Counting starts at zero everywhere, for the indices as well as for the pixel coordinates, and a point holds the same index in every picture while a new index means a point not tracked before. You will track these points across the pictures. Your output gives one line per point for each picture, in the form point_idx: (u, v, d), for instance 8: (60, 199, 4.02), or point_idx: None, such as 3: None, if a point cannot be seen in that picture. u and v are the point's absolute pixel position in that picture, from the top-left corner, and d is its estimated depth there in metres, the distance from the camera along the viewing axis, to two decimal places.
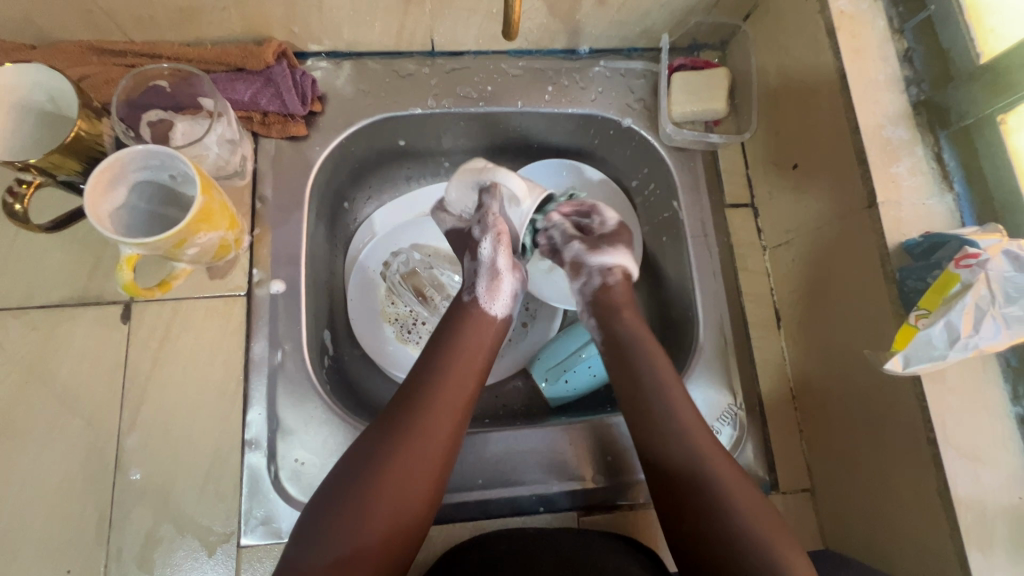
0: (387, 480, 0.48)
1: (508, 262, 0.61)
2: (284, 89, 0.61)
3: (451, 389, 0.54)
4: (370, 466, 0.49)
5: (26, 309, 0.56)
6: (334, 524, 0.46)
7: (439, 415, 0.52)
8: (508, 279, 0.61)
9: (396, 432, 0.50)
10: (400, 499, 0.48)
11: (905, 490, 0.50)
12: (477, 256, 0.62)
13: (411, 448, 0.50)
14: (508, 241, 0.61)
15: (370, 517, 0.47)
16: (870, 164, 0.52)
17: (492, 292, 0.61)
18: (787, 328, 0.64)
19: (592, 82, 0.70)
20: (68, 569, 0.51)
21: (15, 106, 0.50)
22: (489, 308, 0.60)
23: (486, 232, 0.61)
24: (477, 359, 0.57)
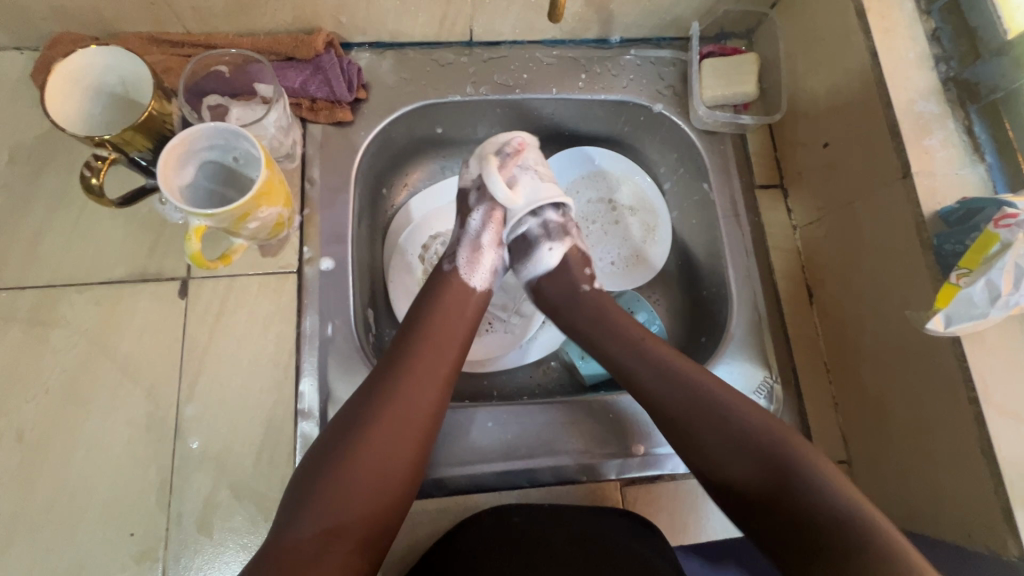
0: (370, 447, 0.47)
1: (492, 239, 0.63)
2: (333, 76, 0.64)
3: (433, 358, 0.53)
4: (354, 433, 0.48)
5: (90, 285, 0.59)
6: (318, 494, 0.45)
7: (420, 382, 0.51)
8: (489, 255, 0.62)
9: (378, 399, 0.50)
10: (382, 465, 0.47)
11: (946, 450, 0.51)
12: (465, 225, 0.64)
13: (393, 414, 0.49)
14: (497, 220, 0.63)
15: (354, 484, 0.46)
16: (903, 137, 0.53)
17: (471, 265, 0.61)
18: (820, 303, 0.66)
19: (623, 70, 0.72)
20: (133, 532, 0.53)
21: (88, 87, 0.53)
22: (468, 278, 0.60)
23: (480, 205, 0.64)
24: (458, 327, 0.56)
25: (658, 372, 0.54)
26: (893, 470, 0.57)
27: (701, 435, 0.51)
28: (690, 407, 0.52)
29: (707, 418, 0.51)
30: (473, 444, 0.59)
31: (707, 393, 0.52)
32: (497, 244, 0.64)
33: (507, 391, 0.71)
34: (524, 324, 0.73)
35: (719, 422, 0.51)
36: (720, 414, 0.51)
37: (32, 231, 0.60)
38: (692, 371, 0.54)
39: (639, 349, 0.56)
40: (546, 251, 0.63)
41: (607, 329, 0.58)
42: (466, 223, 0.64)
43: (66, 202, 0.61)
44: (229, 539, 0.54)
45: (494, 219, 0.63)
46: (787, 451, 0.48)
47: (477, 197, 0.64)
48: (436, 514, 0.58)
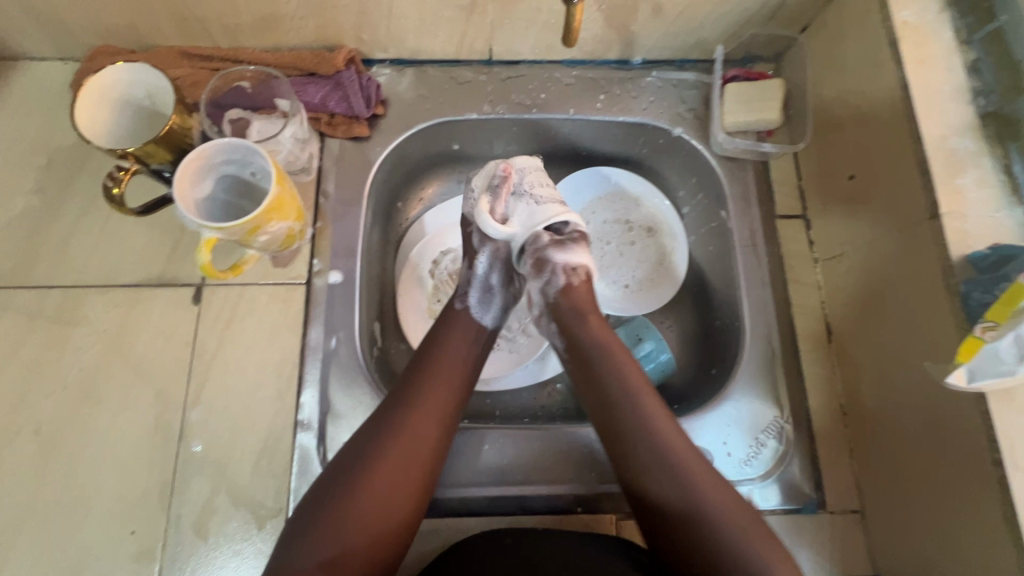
0: (371, 482, 0.47)
1: (501, 279, 0.62)
2: (351, 92, 0.65)
3: (436, 393, 0.53)
4: (355, 467, 0.48)
5: (111, 287, 0.62)
6: (320, 528, 0.45)
7: (426, 418, 0.51)
8: (500, 297, 0.62)
9: (379, 433, 0.50)
10: (383, 500, 0.47)
11: (966, 511, 0.47)
12: (472, 265, 0.62)
13: (394, 449, 0.49)
14: (504, 257, 0.62)
15: (352, 520, 0.46)
16: (933, 174, 0.50)
17: (485, 304, 0.61)
18: (839, 342, 0.63)
19: (643, 91, 0.71)
20: (134, 529, 0.55)
21: (118, 101, 0.56)
22: (481, 320, 0.60)
23: (485, 245, 0.62)
24: (463, 362, 0.56)
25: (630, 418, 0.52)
26: (909, 526, 0.54)
27: (652, 482, 0.49)
28: (654, 459, 0.49)
29: (664, 471, 0.49)
30: (467, 467, 0.59)
31: (668, 447, 0.50)
32: (507, 282, 0.62)
33: (509, 412, 0.70)
34: (531, 344, 0.72)
35: (675, 475, 0.49)
36: (675, 468, 0.49)
37: (62, 232, 0.63)
38: (665, 425, 0.51)
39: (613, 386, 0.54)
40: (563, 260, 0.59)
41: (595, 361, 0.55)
42: (473, 264, 0.62)
43: (95, 206, 0.64)
44: (224, 544, 0.55)
45: (500, 253, 0.62)
46: (732, 516, 0.47)
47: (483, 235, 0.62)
48: (427, 534, 0.57)
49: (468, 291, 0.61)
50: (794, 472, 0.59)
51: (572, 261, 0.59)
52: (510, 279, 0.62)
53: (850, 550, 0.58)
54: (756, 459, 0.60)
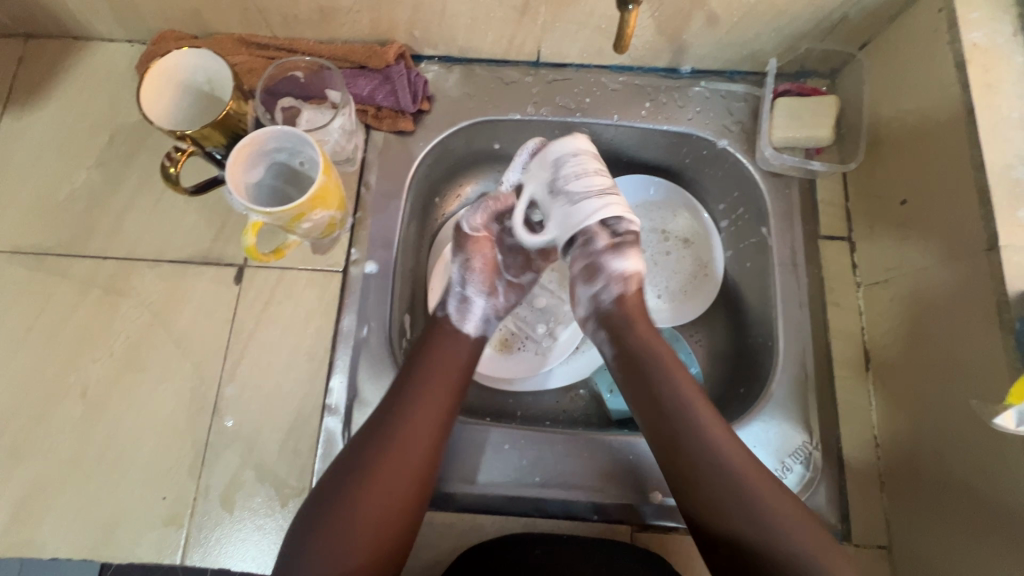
0: (366, 492, 0.48)
1: (480, 287, 0.62)
2: (399, 87, 0.66)
3: (428, 404, 0.53)
4: (352, 478, 0.49)
5: (159, 261, 0.64)
6: (326, 535, 0.47)
7: (416, 427, 0.51)
8: (479, 302, 0.62)
9: (374, 443, 0.50)
10: (382, 506, 0.48)
11: (1005, 560, 0.45)
12: (452, 272, 0.63)
13: (389, 459, 0.50)
14: (484, 268, 0.62)
15: (353, 531, 0.47)
16: (994, 205, 0.48)
17: (463, 312, 0.61)
18: (877, 371, 0.61)
19: (690, 101, 0.70)
20: (164, 495, 0.57)
21: (179, 84, 0.58)
22: (460, 326, 0.60)
23: (459, 256, 0.62)
24: (455, 371, 0.56)
25: (689, 434, 0.51)
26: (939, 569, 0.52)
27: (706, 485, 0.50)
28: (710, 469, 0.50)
29: (719, 481, 0.49)
30: (486, 466, 0.59)
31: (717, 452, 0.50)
32: (488, 293, 0.63)
33: (531, 413, 0.71)
34: (557, 347, 0.72)
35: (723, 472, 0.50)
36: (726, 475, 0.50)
37: (118, 206, 0.66)
38: (721, 437, 0.51)
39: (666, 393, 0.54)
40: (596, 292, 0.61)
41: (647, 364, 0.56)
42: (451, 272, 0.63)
43: (150, 183, 0.67)
44: (247, 517, 0.57)
45: (484, 263, 0.62)
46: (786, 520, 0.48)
47: (459, 245, 0.63)
48: (444, 529, 0.58)
49: (446, 300, 0.62)
50: (820, 501, 0.58)
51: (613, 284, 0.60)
52: (490, 288, 0.63)
53: None
54: (781, 483, 0.58)
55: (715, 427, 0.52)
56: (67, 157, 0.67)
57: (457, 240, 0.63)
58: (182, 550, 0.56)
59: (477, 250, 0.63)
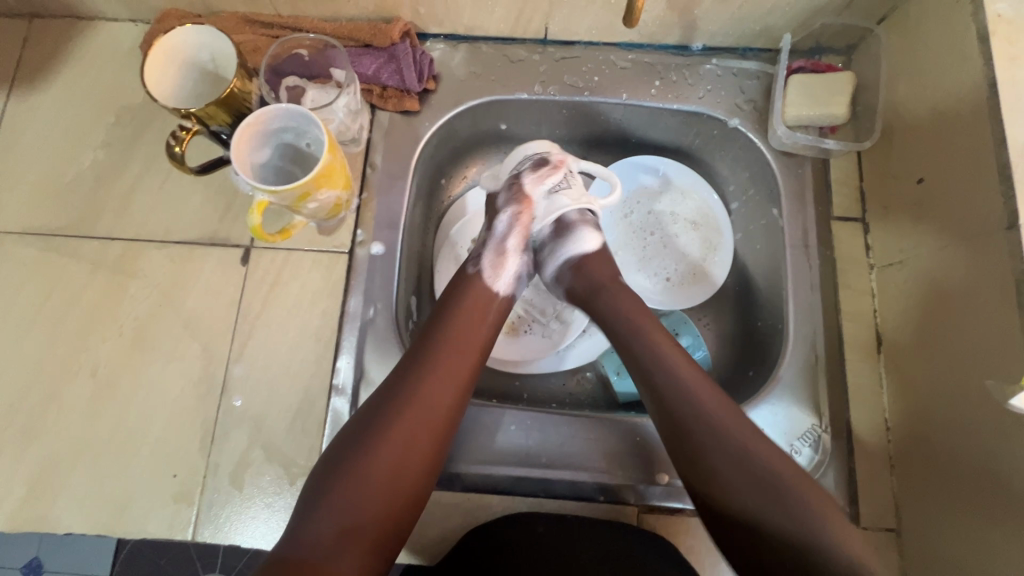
0: (390, 446, 0.48)
1: (519, 243, 0.61)
2: (405, 65, 0.65)
3: (447, 362, 0.52)
4: (373, 429, 0.49)
5: (167, 242, 0.64)
6: (339, 489, 0.46)
7: (437, 384, 0.51)
8: (514, 259, 0.60)
9: (396, 396, 0.50)
10: (399, 460, 0.48)
11: (1016, 540, 0.45)
12: (491, 227, 0.62)
13: (411, 413, 0.50)
14: (524, 225, 0.61)
15: (369, 480, 0.47)
16: (1015, 182, 0.47)
17: (496, 268, 0.59)
18: (889, 353, 0.60)
19: (701, 79, 0.68)
20: (175, 473, 0.58)
21: (183, 62, 0.58)
22: (494, 283, 0.59)
23: (509, 205, 0.62)
24: (480, 331, 0.55)
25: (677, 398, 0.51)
26: (946, 552, 0.51)
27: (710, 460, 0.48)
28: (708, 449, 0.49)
29: (726, 455, 0.48)
30: (493, 446, 0.59)
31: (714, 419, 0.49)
32: (523, 249, 0.61)
33: (538, 396, 0.71)
34: (563, 330, 0.71)
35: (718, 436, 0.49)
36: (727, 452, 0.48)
37: (125, 187, 0.66)
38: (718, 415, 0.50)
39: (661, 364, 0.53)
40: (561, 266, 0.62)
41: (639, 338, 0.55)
42: (493, 223, 0.62)
43: (156, 164, 0.67)
44: (256, 495, 0.57)
45: (521, 219, 0.61)
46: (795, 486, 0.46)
47: (509, 197, 0.62)
48: (450, 509, 0.59)
49: (482, 251, 0.60)
50: (828, 483, 0.57)
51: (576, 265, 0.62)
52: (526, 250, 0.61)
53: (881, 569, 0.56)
54: None
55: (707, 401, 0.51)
56: (73, 138, 0.67)
57: (508, 197, 0.62)
58: (193, 526, 0.57)
59: (525, 207, 0.62)
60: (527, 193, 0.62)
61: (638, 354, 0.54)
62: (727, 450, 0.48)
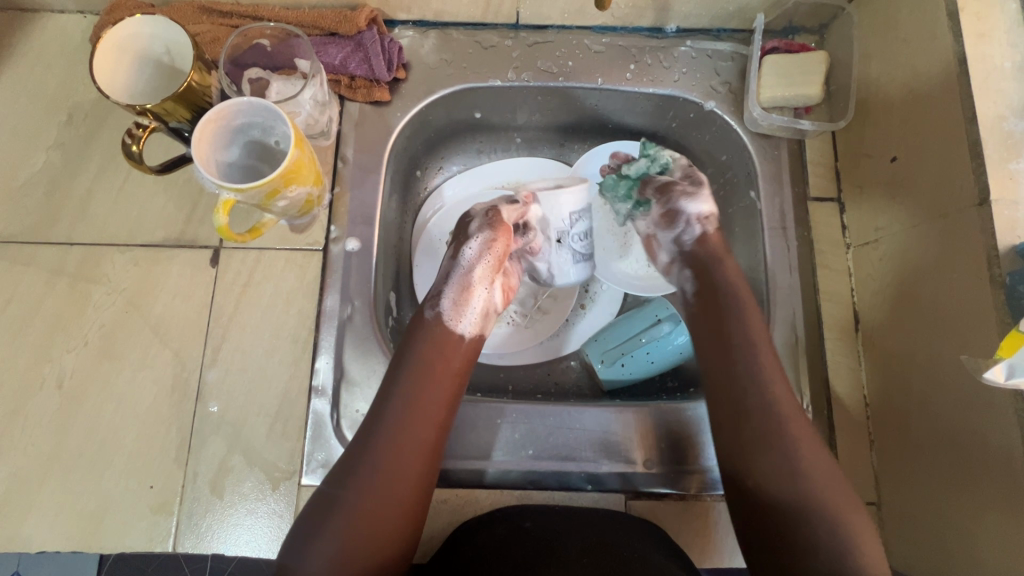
0: (371, 508, 0.47)
1: (484, 274, 0.58)
2: (372, 54, 0.63)
3: (418, 413, 0.50)
4: (347, 496, 0.47)
5: (131, 246, 0.62)
6: (325, 538, 0.45)
7: (415, 425, 0.50)
8: (479, 295, 0.57)
9: (366, 456, 0.48)
10: (382, 507, 0.47)
11: (990, 508, 0.46)
12: (457, 255, 0.59)
13: (386, 474, 0.48)
14: (496, 253, 0.58)
15: (355, 528, 0.46)
16: (986, 158, 0.47)
17: (458, 310, 0.57)
18: (866, 332, 0.61)
19: (676, 62, 0.68)
20: (152, 484, 0.56)
21: (136, 55, 0.55)
22: (454, 326, 0.56)
23: (479, 235, 0.58)
24: (452, 367, 0.54)
25: (749, 377, 0.52)
26: (924, 524, 0.53)
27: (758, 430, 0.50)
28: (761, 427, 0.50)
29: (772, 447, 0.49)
30: (476, 441, 0.59)
31: (776, 404, 0.50)
32: (488, 276, 0.58)
33: (522, 387, 0.70)
34: (546, 321, 0.72)
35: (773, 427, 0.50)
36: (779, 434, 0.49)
37: (83, 188, 0.63)
38: (778, 393, 0.51)
39: (739, 337, 0.54)
40: (693, 210, 0.61)
41: (725, 303, 0.56)
42: (459, 253, 0.59)
43: (114, 164, 0.64)
44: (238, 503, 0.56)
45: (492, 246, 0.58)
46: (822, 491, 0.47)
47: (482, 225, 0.59)
48: (439, 506, 0.58)
49: (443, 292, 0.57)
50: None
51: (703, 209, 0.61)
52: (490, 280, 0.58)
53: None
54: None
55: (771, 378, 0.52)
56: (24, 138, 0.64)
57: (483, 222, 0.59)
58: (174, 537, 0.55)
59: (499, 234, 0.58)
60: (503, 221, 0.59)
61: (730, 327, 0.55)
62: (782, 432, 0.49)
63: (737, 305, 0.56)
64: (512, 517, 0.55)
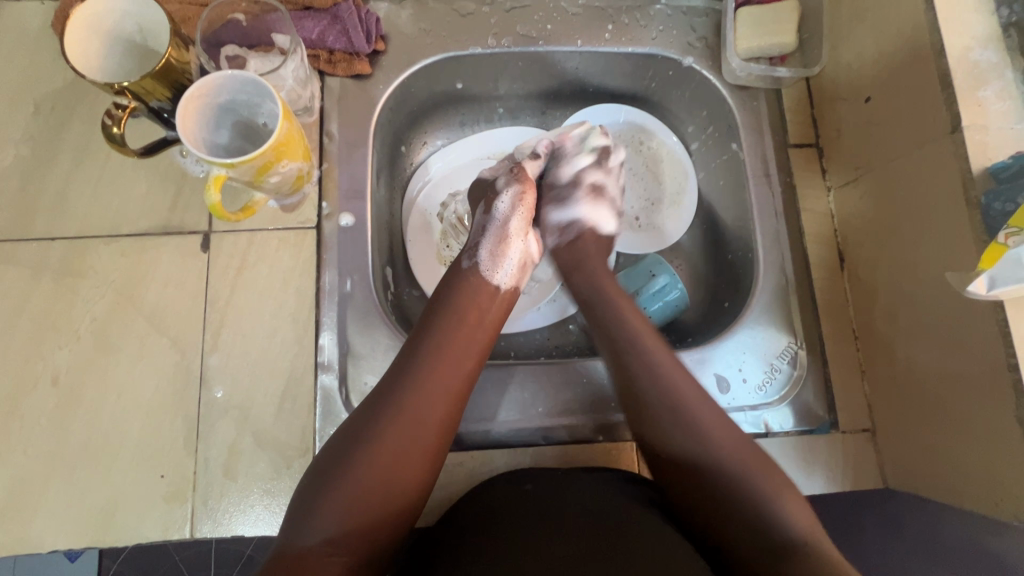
0: (378, 467, 0.45)
1: (520, 225, 0.60)
2: (351, 26, 0.63)
3: (448, 367, 0.51)
4: (358, 455, 0.46)
5: (116, 237, 0.60)
6: (333, 493, 0.44)
7: (437, 388, 0.49)
8: (516, 243, 0.60)
9: (385, 412, 0.48)
10: (394, 466, 0.46)
11: (976, 416, 0.49)
12: (490, 210, 0.61)
13: (404, 433, 0.47)
14: (529, 203, 0.61)
15: (368, 485, 0.45)
16: (956, 88, 0.50)
17: (495, 260, 0.59)
18: (851, 268, 0.63)
19: (652, 20, 0.69)
20: (162, 474, 0.55)
21: (107, 34, 0.53)
22: (492, 276, 0.58)
23: (511, 187, 0.61)
24: (478, 333, 0.54)
25: (640, 371, 0.53)
26: (918, 441, 0.56)
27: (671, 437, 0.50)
28: (664, 406, 0.51)
29: (676, 420, 0.51)
30: (487, 404, 0.60)
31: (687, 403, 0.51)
32: (519, 229, 0.60)
33: (525, 352, 0.72)
34: (543, 288, 0.72)
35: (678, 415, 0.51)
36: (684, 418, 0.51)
37: (59, 182, 0.61)
38: (681, 381, 0.52)
39: (619, 330, 0.56)
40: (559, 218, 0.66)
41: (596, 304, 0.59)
42: (492, 208, 0.61)
43: (91, 154, 0.62)
44: (253, 484, 0.56)
45: (522, 200, 0.61)
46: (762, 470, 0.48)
47: (510, 177, 0.62)
48: (454, 468, 0.59)
49: (481, 242, 0.59)
50: (807, 395, 0.61)
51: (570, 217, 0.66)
52: (524, 232, 0.61)
53: (861, 468, 0.60)
54: (771, 384, 0.61)
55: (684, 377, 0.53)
56: None
57: (510, 178, 0.62)
58: (190, 524, 0.55)
59: (527, 188, 0.62)
60: (529, 176, 0.62)
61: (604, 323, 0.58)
62: (701, 429, 0.50)
63: (613, 310, 0.58)
64: (513, 481, 0.54)
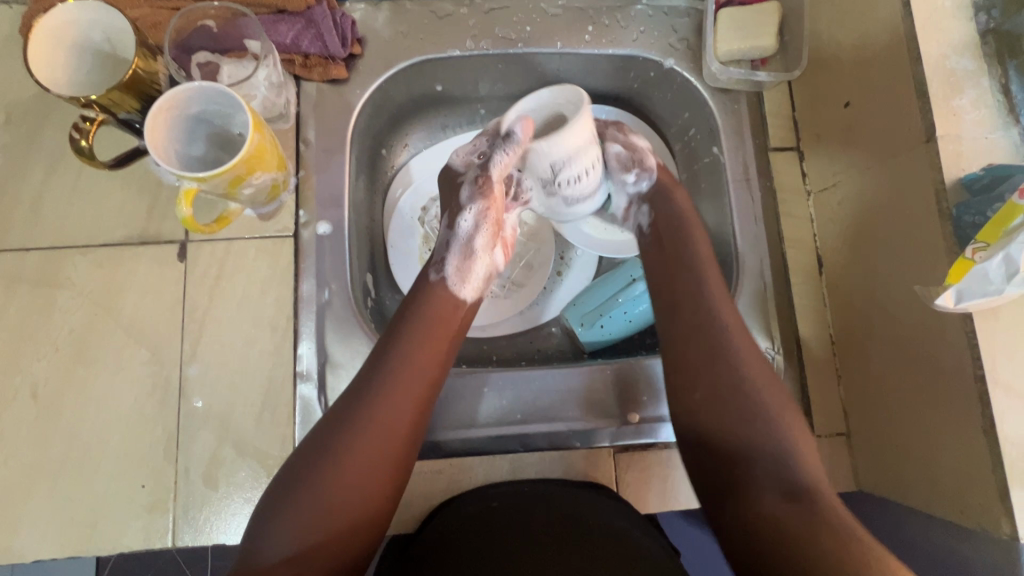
0: (339, 482, 0.47)
1: (486, 241, 0.59)
2: (325, 30, 0.62)
3: (409, 381, 0.51)
4: (320, 471, 0.47)
5: (91, 247, 0.60)
6: (294, 511, 0.46)
7: (397, 401, 0.50)
8: (481, 262, 0.59)
9: (347, 428, 0.49)
10: (354, 482, 0.47)
11: (945, 426, 0.49)
12: (455, 225, 0.59)
13: (364, 450, 0.48)
14: (494, 218, 0.59)
15: (328, 501, 0.46)
16: (931, 97, 0.49)
17: (462, 275, 0.59)
18: (829, 273, 0.64)
19: (633, 20, 0.68)
20: (143, 483, 0.56)
21: (71, 43, 0.52)
22: (456, 292, 0.58)
23: (473, 203, 0.59)
24: (442, 345, 0.54)
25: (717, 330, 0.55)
26: (890, 448, 0.56)
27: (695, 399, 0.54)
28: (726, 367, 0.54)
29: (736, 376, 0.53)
30: (466, 410, 0.60)
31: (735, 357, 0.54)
32: (487, 245, 0.60)
33: (506, 356, 0.71)
34: (522, 293, 0.73)
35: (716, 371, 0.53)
36: (740, 383, 0.53)
37: (31, 192, 0.60)
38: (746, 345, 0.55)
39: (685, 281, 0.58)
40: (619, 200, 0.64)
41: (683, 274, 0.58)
42: (456, 222, 0.59)
43: (63, 163, 0.61)
44: (234, 493, 0.56)
45: (488, 216, 0.59)
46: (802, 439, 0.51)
47: (474, 190, 0.59)
48: (435, 476, 0.60)
49: (447, 258, 0.59)
50: None
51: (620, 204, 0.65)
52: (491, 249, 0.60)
53: (836, 471, 0.61)
54: None
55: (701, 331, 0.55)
56: None
57: (473, 189, 0.59)
58: (172, 532, 0.55)
59: (493, 202, 0.59)
60: (494, 188, 0.59)
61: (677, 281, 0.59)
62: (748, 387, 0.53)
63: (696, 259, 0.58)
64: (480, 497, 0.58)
